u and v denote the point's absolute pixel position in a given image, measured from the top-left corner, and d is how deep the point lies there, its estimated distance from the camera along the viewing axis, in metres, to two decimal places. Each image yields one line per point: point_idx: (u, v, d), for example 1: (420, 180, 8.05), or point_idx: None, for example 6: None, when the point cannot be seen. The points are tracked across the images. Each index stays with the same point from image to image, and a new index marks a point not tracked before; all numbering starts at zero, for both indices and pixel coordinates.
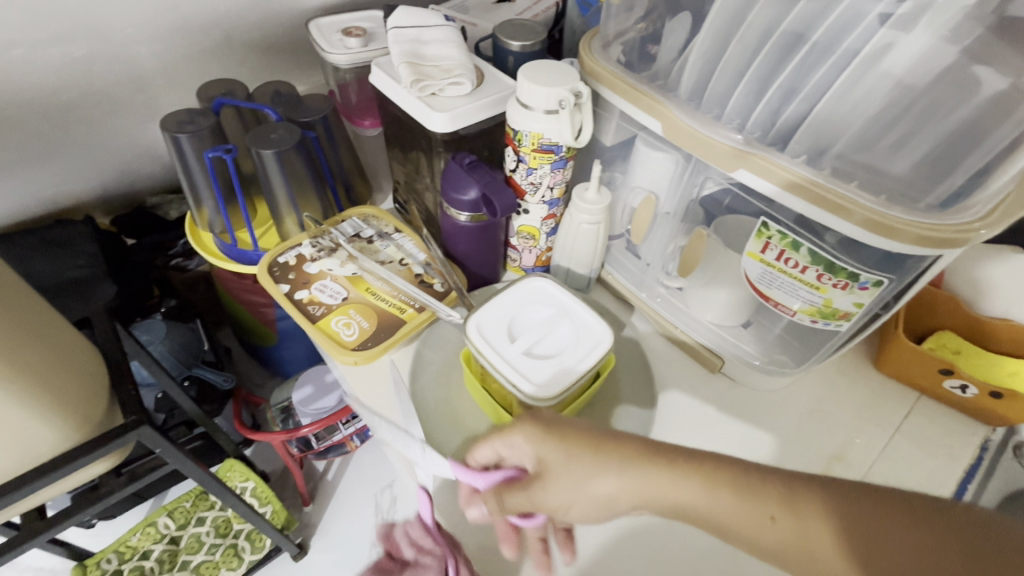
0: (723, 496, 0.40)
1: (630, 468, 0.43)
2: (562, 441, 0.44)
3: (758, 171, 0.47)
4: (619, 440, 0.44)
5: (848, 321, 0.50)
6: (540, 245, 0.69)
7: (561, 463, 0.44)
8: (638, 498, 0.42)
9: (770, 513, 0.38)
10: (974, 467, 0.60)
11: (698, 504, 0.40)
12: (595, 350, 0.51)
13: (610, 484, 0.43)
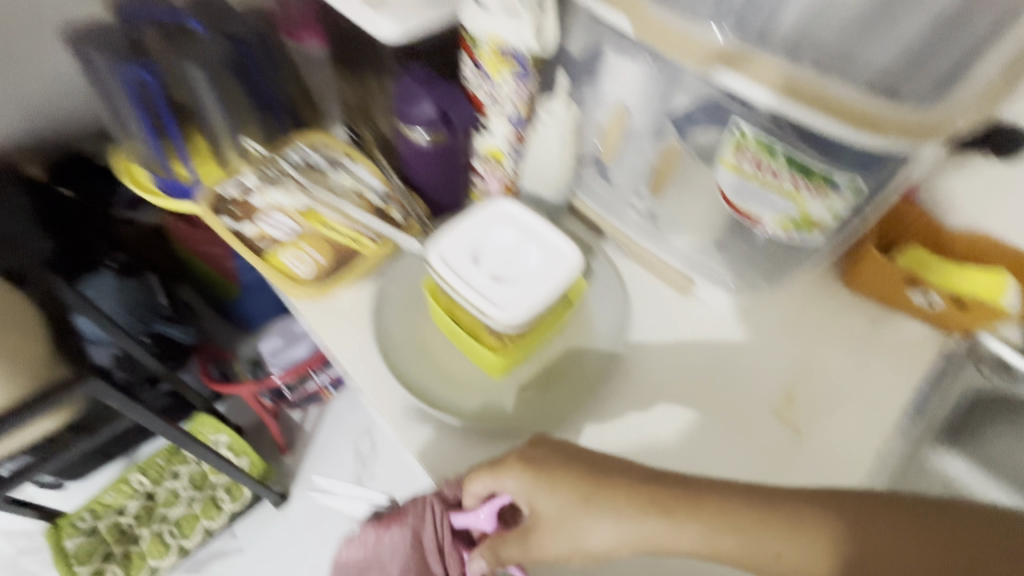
0: (726, 536, 0.39)
1: (628, 516, 0.41)
2: (552, 488, 0.42)
3: (744, 73, 0.43)
4: (608, 481, 0.42)
5: (819, 230, 0.49)
6: (505, 170, 0.63)
7: (554, 521, 0.42)
8: (639, 542, 0.41)
9: (775, 549, 0.38)
10: (929, 376, 0.62)
11: (700, 548, 0.39)
12: (563, 271, 0.49)
13: (606, 531, 0.41)
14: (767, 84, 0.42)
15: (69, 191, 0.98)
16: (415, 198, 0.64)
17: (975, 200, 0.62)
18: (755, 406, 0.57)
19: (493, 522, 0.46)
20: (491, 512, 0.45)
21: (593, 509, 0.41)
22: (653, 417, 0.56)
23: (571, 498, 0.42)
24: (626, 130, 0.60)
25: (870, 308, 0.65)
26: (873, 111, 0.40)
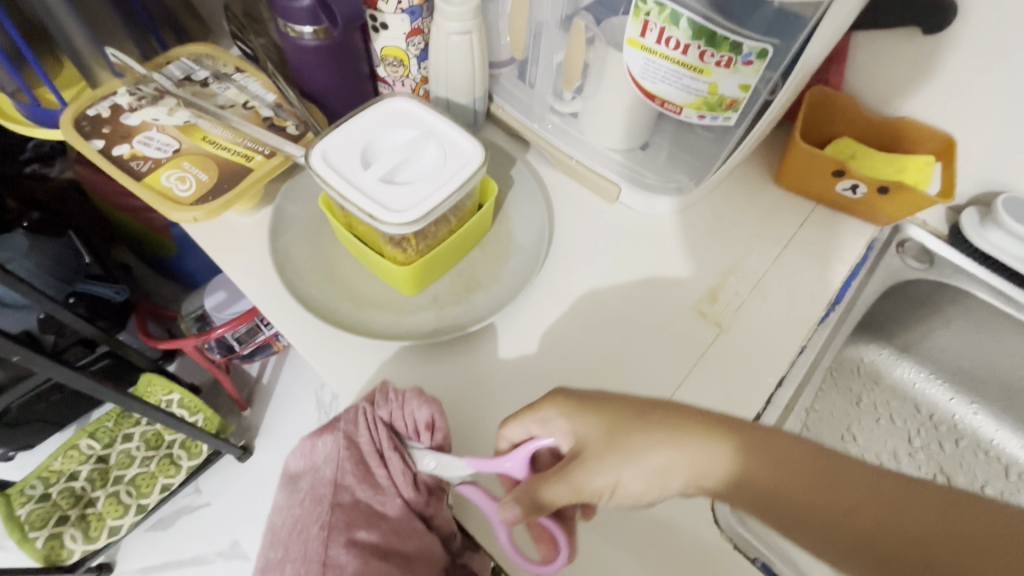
0: (792, 469, 0.35)
1: (689, 436, 0.37)
2: (597, 414, 0.40)
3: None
4: (678, 408, 0.39)
5: (734, 111, 0.47)
6: (411, 74, 0.59)
7: (600, 444, 0.39)
8: (690, 469, 0.37)
9: (853, 497, 0.33)
10: (856, 266, 0.61)
11: (764, 477, 0.35)
12: (464, 168, 0.45)
13: (650, 459, 0.37)
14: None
15: None
16: (312, 110, 0.59)
17: (902, 84, 0.60)
18: (680, 305, 0.56)
19: (524, 470, 0.43)
20: (525, 457, 0.42)
21: (642, 433, 0.38)
22: (575, 323, 0.54)
23: (617, 428, 0.39)
24: (532, 21, 0.54)
25: (799, 203, 0.63)
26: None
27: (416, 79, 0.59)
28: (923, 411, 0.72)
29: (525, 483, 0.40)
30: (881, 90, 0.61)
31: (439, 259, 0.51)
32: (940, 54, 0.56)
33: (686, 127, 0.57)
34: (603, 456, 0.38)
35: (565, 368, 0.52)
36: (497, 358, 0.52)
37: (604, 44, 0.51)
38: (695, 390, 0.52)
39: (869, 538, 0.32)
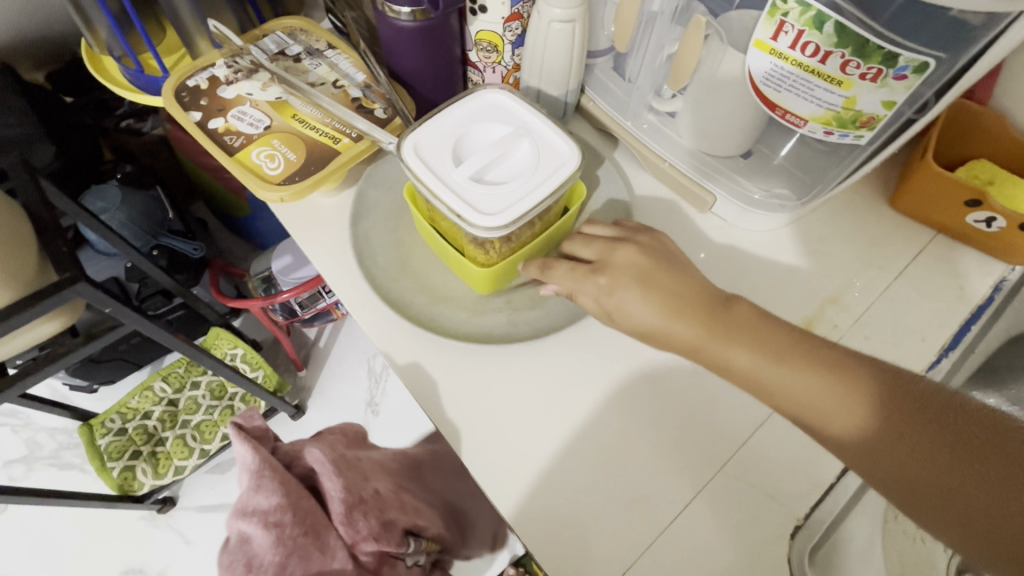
0: (779, 370, 0.40)
1: (745, 340, 0.41)
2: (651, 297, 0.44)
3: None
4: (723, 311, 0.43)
5: (869, 130, 0.41)
6: (504, 61, 0.56)
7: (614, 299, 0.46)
8: (752, 374, 0.41)
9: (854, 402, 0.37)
10: (981, 308, 0.54)
11: (769, 375, 0.40)
12: (556, 171, 0.42)
13: (753, 357, 0.41)
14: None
15: (71, 99, 0.95)
16: (401, 93, 0.57)
17: None
18: None
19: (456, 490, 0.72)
20: None
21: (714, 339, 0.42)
22: None
23: (719, 323, 0.42)
24: (643, 11, 0.50)
25: (920, 231, 0.57)
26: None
27: (508, 66, 0.57)
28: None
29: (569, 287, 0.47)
30: None
31: (518, 261, 0.49)
32: None
33: (799, 139, 0.51)
34: (716, 354, 0.42)
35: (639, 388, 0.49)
36: (570, 369, 0.49)
37: (722, 41, 0.46)
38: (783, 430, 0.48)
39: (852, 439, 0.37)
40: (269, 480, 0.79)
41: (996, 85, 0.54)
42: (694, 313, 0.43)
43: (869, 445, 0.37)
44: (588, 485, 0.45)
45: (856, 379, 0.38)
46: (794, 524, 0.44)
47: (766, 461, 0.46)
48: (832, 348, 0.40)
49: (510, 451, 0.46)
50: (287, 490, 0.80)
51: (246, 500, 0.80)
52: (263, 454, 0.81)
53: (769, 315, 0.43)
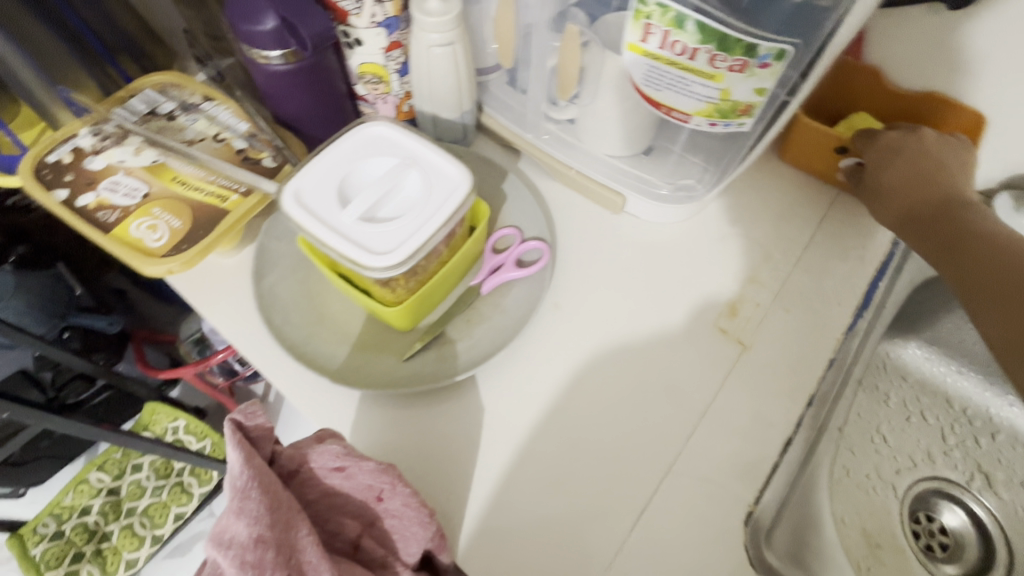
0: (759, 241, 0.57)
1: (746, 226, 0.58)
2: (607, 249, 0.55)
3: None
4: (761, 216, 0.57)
5: (749, 115, 0.42)
6: (393, 90, 0.55)
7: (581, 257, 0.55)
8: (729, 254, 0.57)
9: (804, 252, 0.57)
10: (883, 264, 0.57)
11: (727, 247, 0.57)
12: (450, 198, 0.41)
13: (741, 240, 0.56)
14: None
15: None
16: (290, 138, 0.54)
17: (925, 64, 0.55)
18: (696, 321, 0.52)
19: None
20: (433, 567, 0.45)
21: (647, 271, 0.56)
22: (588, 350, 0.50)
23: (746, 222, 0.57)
24: (521, 24, 0.50)
25: (817, 199, 0.59)
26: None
27: (399, 95, 0.55)
28: (967, 416, 0.67)
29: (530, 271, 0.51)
30: (903, 70, 0.56)
31: (431, 294, 0.46)
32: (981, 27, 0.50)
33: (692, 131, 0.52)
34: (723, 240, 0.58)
35: (581, 399, 0.48)
36: (510, 393, 0.48)
37: (601, 46, 0.47)
38: (723, 416, 0.48)
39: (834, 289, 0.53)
40: (259, 503, 0.40)
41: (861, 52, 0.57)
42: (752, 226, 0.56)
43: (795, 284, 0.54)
44: (541, 510, 0.44)
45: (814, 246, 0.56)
46: (745, 510, 0.44)
47: (710, 451, 0.46)
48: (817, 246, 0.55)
49: (459, 488, 0.45)
50: (286, 511, 0.40)
51: (223, 520, 0.40)
52: (262, 464, 0.42)
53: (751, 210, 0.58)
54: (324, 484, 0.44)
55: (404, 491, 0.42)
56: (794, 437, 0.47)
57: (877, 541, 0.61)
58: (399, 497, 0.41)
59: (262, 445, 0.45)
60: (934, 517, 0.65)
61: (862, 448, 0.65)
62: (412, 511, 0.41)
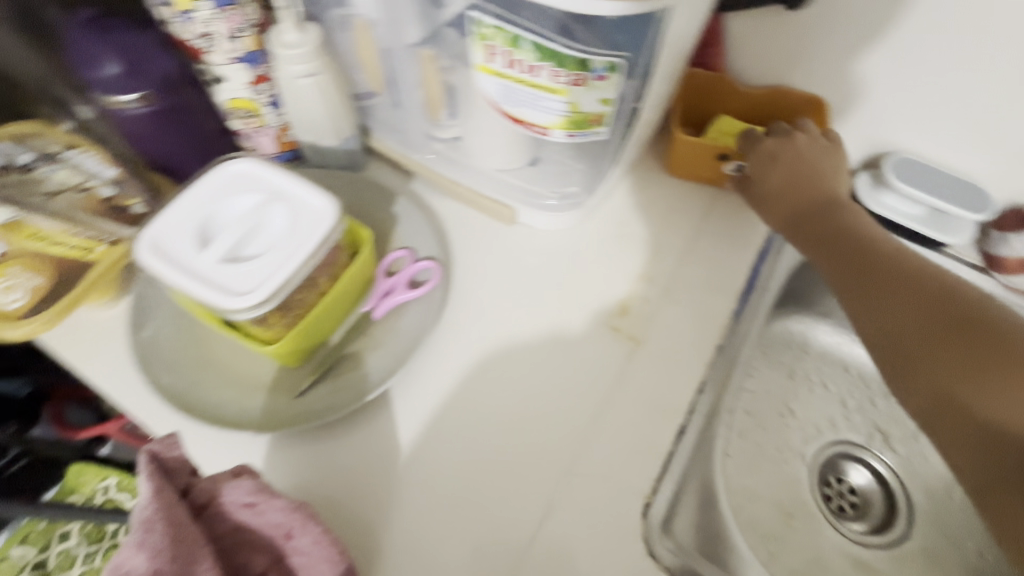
0: (651, 234, 0.59)
1: (640, 222, 0.60)
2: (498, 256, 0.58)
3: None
4: (650, 216, 0.60)
5: (603, 125, 0.43)
6: (268, 123, 0.54)
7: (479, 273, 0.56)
8: (624, 248, 0.58)
9: (686, 241, 0.59)
10: (764, 248, 0.60)
11: (620, 245, 0.58)
12: (315, 229, 0.41)
13: (632, 237, 0.59)
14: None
15: None
16: (160, 181, 0.54)
17: (779, 58, 0.60)
18: (592, 323, 0.54)
19: None
20: None
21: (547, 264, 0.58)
22: (486, 360, 0.51)
23: (641, 219, 0.60)
24: (383, 50, 0.50)
25: (699, 193, 0.62)
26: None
27: (275, 127, 0.54)
28: (863, 378, 0.72)
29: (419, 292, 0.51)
30: (759, 66, 0.61)
31: (310, 331, 0.46)
32: (808, 25, 0.56)
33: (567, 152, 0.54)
34: (620, 236, 0.59)
35: (479, 410, 0.49)
36: (410, 412, 0.48)
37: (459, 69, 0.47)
38: (619, 412, 0.49)
39: (717, 283, 0.57)
40: (165, 541, 0.37)
41: (722, 52, 0.61)
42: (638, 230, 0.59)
43: (682, 274, 0.57)
44: (447, 531, 0.44)
45: (700, 239, 0.59)
46: (642, 502, 0.46)
47: (609, 447, 0.48)
48: (695, 242, 0.59)
49: (364, 520, 0.45)
50: (192, 552, 0.38)
51: (120, 554, 0.37)
52: (174, 496, 0.40)
53: (642, 209, 0.60)
54: (233, 519, 0.41)
55: (317, 529, 0.41)
56: (688, 423, 0.49)
57: (790, 510, 0.65)
58: (310, 534, 0.41)
59: (179, 474, 0.41)
60: (844, 479, 0.69)
61: (771, 422, 0.68)
62: (322, 550, 0.41)
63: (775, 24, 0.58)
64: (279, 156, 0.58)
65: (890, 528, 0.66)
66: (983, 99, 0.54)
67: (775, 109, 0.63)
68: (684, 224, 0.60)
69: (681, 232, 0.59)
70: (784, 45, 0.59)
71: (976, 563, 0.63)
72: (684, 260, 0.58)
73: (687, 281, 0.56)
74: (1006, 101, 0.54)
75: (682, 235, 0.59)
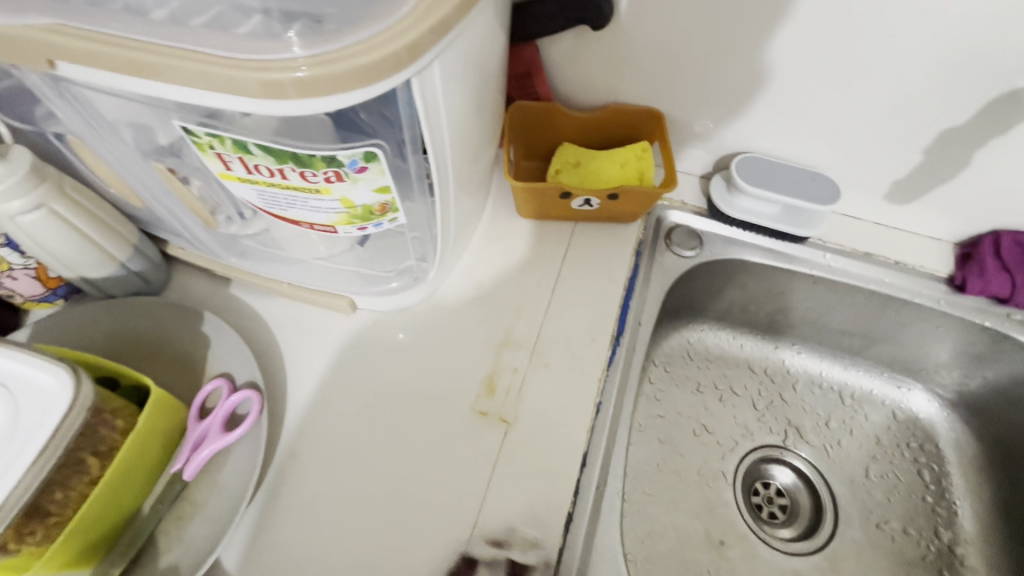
0: (509, 290, 0.54)
1: (496, 278, 0.55)
2: (430, 305, 0.53)
3: (143, 71, 0.28)
4: (506, 270, 0.55)
5: (393, 212, 0.37)
6: (15, 265, 0.44)
7: (322, 382, 0.49)
8: (483, 314, 0.53)
9: (546, 289, 0.54)
10: (631, 278, 0.56)
11: (477, 311, 0.53)
12: (43, 421, 0.32)
13: (490, 299, 0.54)
14: (172, 76, 0.28)
15: None
16: None
17: (604, 78, 0.57)
18: (456, 411, 0.48)
19: None
20: None
21: (400, 350, 0.51)
22: (344, 485, 0.45)
23: (496, 276, 0.55)
24: (120, 170, 0.40)
25: (557, 232, 0.58)
26: (323, 52, 0.27)
27: (29, 266, 0.45)
28: (768, 375, 0.70)
29: (243, 431, 0.43)
30: (588, 87, 0.58)
31: (82, 531, 0.36)
32: (621, 40, 0.52)
33: (385, 235, 0.46)
34: (477, 300, 0.53)
35: (343, 547, 0.43)
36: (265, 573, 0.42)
37: (207, 180, 0.38)
38: (497, 514, 0.44)
39: (582, 333, 0.52)
40: None
41: (549, 79, 0.58)
42: (494, 291, 0.54)
43: (547, 331, 0.52)
44: None
45: (561, 284, 0.55)
46: None
47: (492, 557, 0.43)
48: (552, 290, 0.54)
49: None
50: None
51: None
52: None
53: (496, 264, 0.55)
54: None
55: None
56: (575, 508, 0.46)
57: (720, 538, 0.61)
58: None
59: None
60: (769, 483, 0.66)
61: (686, 445, 0.65)
62: None
63: (591, 45, 0.54)
64: (52, 294, 0.48)
65: (819, 527, 0.64)
66: (811, 89, 0.52)
67: (613, 128, 0.59)
68: (542, 271, 0.55)
69: (539, 279, 0.55)
70: (606, 64, 0.55)
71: (899, 546, 0.62)
72: (546, 310, 0.53)
73: (549, 337, 0.52)
74: (832, 89, 0.51)
75: (542, 283, 0.55)
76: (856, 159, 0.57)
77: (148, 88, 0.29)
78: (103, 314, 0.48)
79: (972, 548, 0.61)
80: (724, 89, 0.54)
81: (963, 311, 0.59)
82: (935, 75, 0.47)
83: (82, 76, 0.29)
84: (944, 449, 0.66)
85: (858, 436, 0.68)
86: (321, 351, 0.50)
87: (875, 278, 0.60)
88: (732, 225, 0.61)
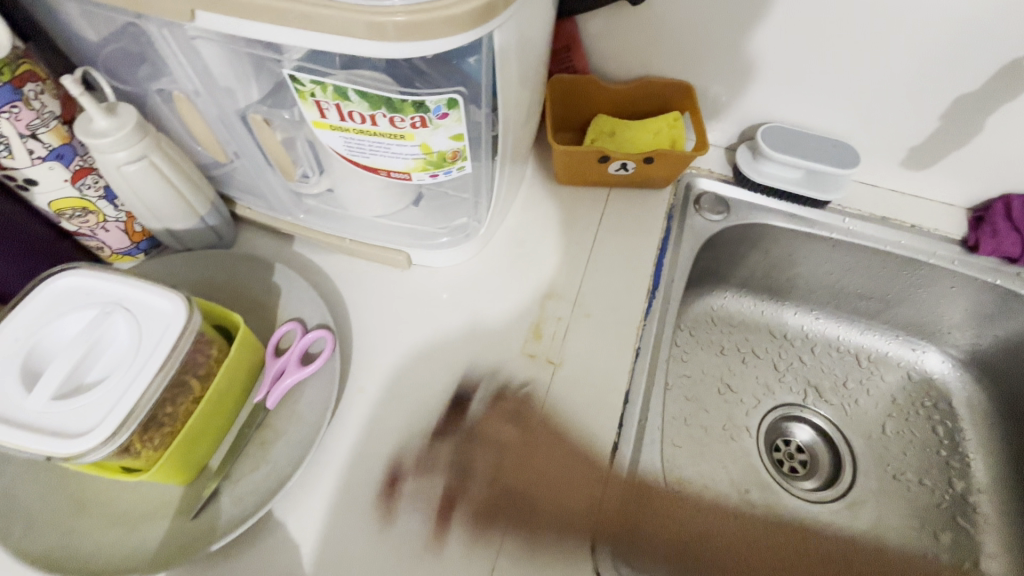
0: (550, 248, 0.58)
1: (538, 237, 0.59)
2: (478, 261, 0.57)
3: (272, 17, 0.32)
4: (547, 232, 0.59)
5: (463, 159, 0.41)
6: (109, 216, 0.48)
7: (382, 328, 0.53)
8: (527, 270, 0.57)
9: (585, 247, 0.58)
10: (664, 238, 0.60)
11: (521, 268, 0.57)
12: (165, 336, 0.36)
13: (532, 256, 0.58)
14: (297, 22, 0.32)
15: None
16: None
17: (637, 52, 0.61)
18: (506, 354, 0.52)
19: None
20: None
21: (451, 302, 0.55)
22: (406, 419, 0.49)
23: (537, 236, 0.59)
24: (214, 124, 0.44)
25: (592, 197, 0.62)
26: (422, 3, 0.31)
27: (120, 219, 0.49)
28: (788, 339, 0.74)
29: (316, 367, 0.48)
30: (621, 62, 0.62)
31: (185, 442, 0.40)
32: (655, 14, 0.57)
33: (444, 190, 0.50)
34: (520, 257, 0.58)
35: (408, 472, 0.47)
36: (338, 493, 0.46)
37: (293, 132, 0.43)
38: (548, 444, 0.48)
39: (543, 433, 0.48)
40: None
41: (586, 53, 0.62)
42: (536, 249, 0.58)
43: (587, 284, 0.56)
44: None
45: (598, 244, 0.59)
46: None
47: (544, 481, 0.47)
48: (591, 248, 0.58)
49: None
50: None
51: None
52: None
53: (537, 225, 0.59)
54: None
55: None
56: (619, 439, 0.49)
57: (745, 487, 0.65)
58: None
59: None
60: (790, 439, 0.70)
61: (711, 402, 0.68)
62: None
63: (626, 21, 0.58)
64: (135, 247, 0.53)
65: (839, 478, 0.68)
66: (833, 60, 0.56)
67: (644, 101, 0.63)
68: (581, 231, 0.59)
69: (579, 239, 0.59)
70: (640, 39, 0.59)
71: (916, 494, 0.65)
72: (585, 266, 0.57)
73: (587, 290, 0.56)
74: (853, 59, 0.55)
75: (581, 242, 0.59)
76: (874, 127, 0.61)
77: (272, 34, 0.33)
78: (182, 265, 0.53)
79: (985, 496, 0.65)
80: (751, 61, 0.58)
81: (976, 271, 0.62)
82: (948, 44, 0.51)
83: (214, 24, 0.33)
84: (958, 407, 0.70)
85: (875, 396, 0.71)
86: (381, 302, 0.55)
87: (892, 240, 0.64)
88: (756, 192, 0.65)
